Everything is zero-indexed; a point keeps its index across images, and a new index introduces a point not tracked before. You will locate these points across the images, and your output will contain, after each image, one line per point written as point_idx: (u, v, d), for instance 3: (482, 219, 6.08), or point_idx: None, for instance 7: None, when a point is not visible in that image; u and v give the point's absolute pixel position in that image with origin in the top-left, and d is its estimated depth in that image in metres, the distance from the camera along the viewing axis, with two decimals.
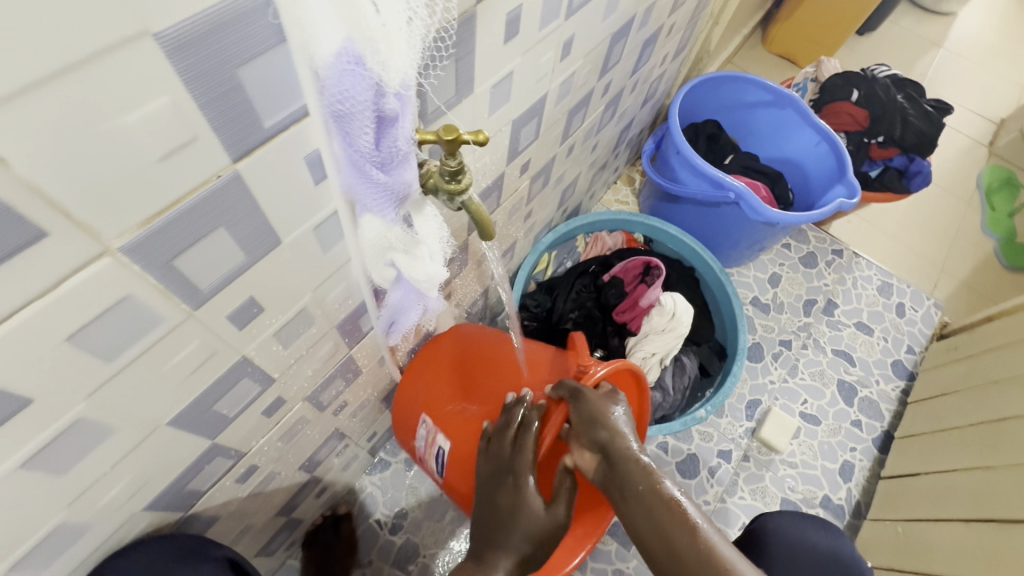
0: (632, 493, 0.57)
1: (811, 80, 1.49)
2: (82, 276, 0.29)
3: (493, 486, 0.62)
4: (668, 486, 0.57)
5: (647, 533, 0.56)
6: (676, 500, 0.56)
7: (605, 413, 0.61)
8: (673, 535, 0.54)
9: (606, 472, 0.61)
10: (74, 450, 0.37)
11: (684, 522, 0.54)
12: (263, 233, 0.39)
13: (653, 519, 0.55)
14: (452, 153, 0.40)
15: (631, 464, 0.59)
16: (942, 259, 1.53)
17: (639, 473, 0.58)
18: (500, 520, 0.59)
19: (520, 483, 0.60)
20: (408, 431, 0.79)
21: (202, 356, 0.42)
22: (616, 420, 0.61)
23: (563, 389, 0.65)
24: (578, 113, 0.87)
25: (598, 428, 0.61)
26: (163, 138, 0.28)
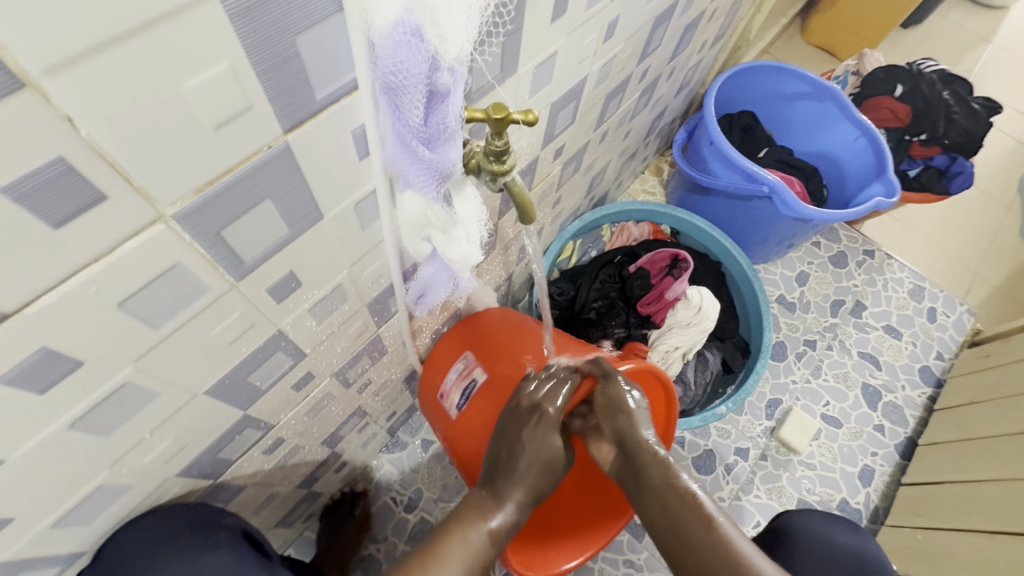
0: (650, 487, 0.57)
1: (852, 73, 1.42)
2: (135, 243, 0.29)
3: (515, 421, 0.61)
4: (685, 480, 0.57)
5: (666, 529, 0.55)
6: (692, 492, 0.56)
7: (626, 405, 0.61)
8: (691, 530, 0.54)
9: (624, 465, 0.61)
10: (117, 415, 0.38)
11: (699, 513, 0.54)
12: (307, 207, 0.39)
13: (669, 514, 0.55)
14: (500, 133, 0.39)
15: (648, 457, 0.59)
16: (978, 263, 1.48)
17: (655, 467, 0.58)
18: (515, 451, 0.59)
19: (542, 417, 0.60)
20: (438, 376, 0.78)
21: (241, 327, 0.42)
22: (635, 409, 0.61)
23: (597, 368, 0.65)
24: (615, 98, 0.85)
25: (617, 415, 0.61)
26: (220, 106, 0.27)
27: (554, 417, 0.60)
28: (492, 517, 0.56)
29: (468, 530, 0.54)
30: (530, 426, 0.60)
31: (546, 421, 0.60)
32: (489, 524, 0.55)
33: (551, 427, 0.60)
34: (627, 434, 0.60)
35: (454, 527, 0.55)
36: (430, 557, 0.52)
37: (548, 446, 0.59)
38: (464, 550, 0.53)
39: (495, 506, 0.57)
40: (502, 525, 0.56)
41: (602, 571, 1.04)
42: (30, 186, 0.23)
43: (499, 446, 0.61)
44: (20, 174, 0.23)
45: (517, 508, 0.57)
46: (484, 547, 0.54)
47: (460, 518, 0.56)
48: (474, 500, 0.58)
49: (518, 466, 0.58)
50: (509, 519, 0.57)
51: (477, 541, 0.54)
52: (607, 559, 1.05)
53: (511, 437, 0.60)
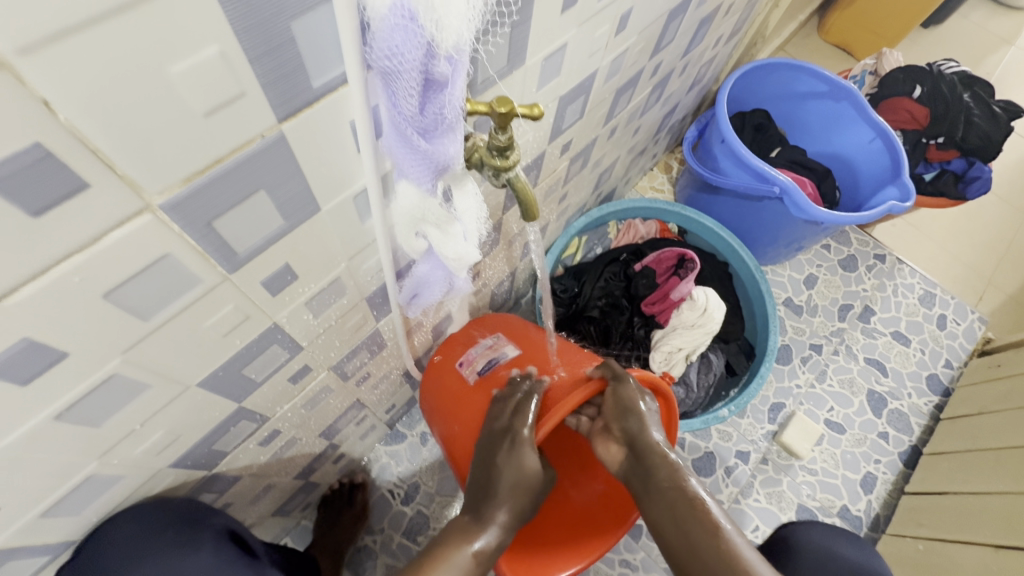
0: (657, 486, 0.57)
1: (870, 73, 1.39)
2: (121, 232, 0.28)
3: (493, 444, 0.60)
4: (693, 484, 0.57)
5: (667, 529, 0.55)
6: (700, 497, 0.55)
7: (639, 410, 0.61)
8: (697, 533, 0.53)
9: (632, 464, 0.61)
10: (106, 405, 0.37)
11: (705, 517, 0.54)
12: (304, 199, 0.37)
13: (674, 516, 0.55)
14: (503, 127, 0.38)
15: (656, 456, 0.59)
16: (991, 271, 1.45)
17: (665, 468, 0.58)
18: (492, 474, 0.59)
19: (517, 438, 0.59)
20: (453, 355, 0.75)
21: (235, 320, 0.41)
22: (646, 412, 0.61)
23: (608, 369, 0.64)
24: (625, 93, 0.83)
25: (628, 417, 0.62)
26: (210, 91, 0.26)
27: (529, 437, 0.59)
28: (476, 539, 0.56)
29: (452, 553, 0.55)
30: (506, 448, 0.59)
31: (521, 442, 0.59)
32: (473, 547, 0.56)
33: (526, 447, 0.58)
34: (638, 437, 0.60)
35: (441, 551, 0.55)
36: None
37: (524, 467, 0.58)
38: (450, 573, 0.54)
39: (479, 528, 0.57)
40: (486, 546, 0.57)
41: (597, 569, 1.03)
42: (8, 171, 0.22)
43: (479, 467, 0.61)
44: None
45: (500, 530, 0.58)
46: (469, 569, 0.55)
47: (443, 542, 0.57)
48: (458, 524, 0.59)
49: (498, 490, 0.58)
50: (492, 541, 0.57)
51: (462, 564, 0.55)
52: (603, 558, 1.04)
53: (489, 458, 0.60)
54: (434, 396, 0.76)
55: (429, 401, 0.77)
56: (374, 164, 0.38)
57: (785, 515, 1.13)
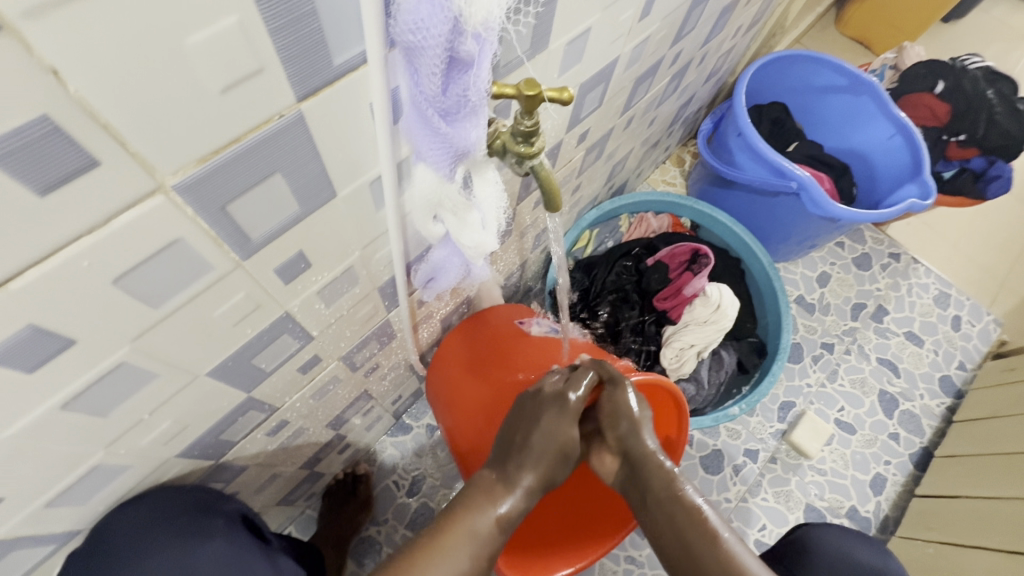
0: (653, 497, 0.55)
1: (890, 68, 1.37)
2: (132, 214, 0.27)
3: (534, 405, 0.58)
4: (690, 493, 0.55)
5: (666, 538, 0.54)
6: (697, 507, 0.54)
7: (628, 411, 0.58)
8: (697, 544, 0.52)
9: (627, 473, 0.59)
10: (114, 394, 0.36)
11: (702, 527, 0.52)
12: (319, 183, 0.36)
13: (675, 527, 0.53)
14: (530, 111, 0.36)
15: (651, 464, 0.57)
16: (1006, 272, 1.43)
17: (660, 476, 0.56)
18: (529, 434, 0.56)
19: (565, 403, 0.57)
20: (490, 325, 0.74)
21: (246, 309, 0.40)
22: (640, 416, 0.58)
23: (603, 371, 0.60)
24: (644, 82, 0.81)
25: (621, 421, 0.59)
26: (226, 67, 0.25)
27: (576, 405, 0.57)
28: (502, 503, 0.54)
29: (476, 517, 0.52)
30: (553, 412, 0.57)
31: (568, 409, 0.57)
32: (498, 510, 0.53)
33: (570, 415, 0.57)
34: (635, 444, 0.58)
35: (459, 512, 0.53)
36: (438, 544, 0.50)
37: (562, 436, 0.56)
38: (471, 540, 0.51)
39: (503, 493, 0.55)
40: (510, 511, 0.54)
41: (603, 565, 1.03)
42: (13, 146, 0.21)
43: (511, 430, 0.58)
44: (2, 132, 0.20)
45: (525, 496, 0.55)
46: (490, 535, 0.53)
47: (466, 502, 0.54)
48: (481, 483, 0.56)
49: (529, 454, 0.56)
50: (516, 508, 0.55)
51: (484, 529, 0.52)
52: (609, 554, 1.03)
53: (526, 422, 0.57)
54: (461, 362, 0.73)
55: (453, 368, 0.73)
56: (390, 148, 0.36)
57: (792, 515, 1.12)
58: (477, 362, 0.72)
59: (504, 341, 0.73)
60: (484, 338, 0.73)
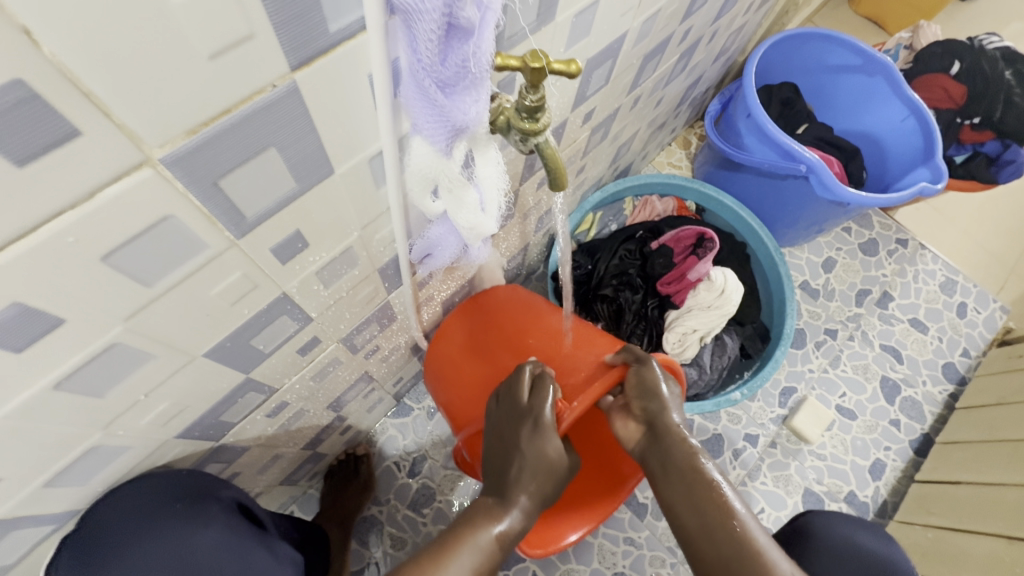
0: (674, 467, 0.55)
1: (904, 47, 1.33)
2: (119, 188, 0.25)
3: (516, 426, 0.57)
4: (708, 466, 0.54)
5: (682, 512, 0.53)
6: (714, 480, 0.53)
7: (660, 391, 0.58)
8: (711, 517, 0.52)
9: (649, 443, 0.58)
10: (110, 375, 0.35)
11: (719, 500, 0.52)
12: (316, 158, 0.34)
13: (691, 497, 0.53)
14: (536, 85, 0.34)
15: (673, 437, 0.56)
16: (1014, 259, 1.41)
17: (681, 450, 0.56)
18: (515, 454, 0.56)
19: (541, 420, 0.56)
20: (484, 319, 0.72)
21: (243, 288, 0.39)
22: (668, 396, 0.58)
23: (630, 353, 0.61)
24: (653, 59, 0.79)
25: (649, 397, 0.59)
26: (215, 32, 0.23)
27: (553, 422, 0.56)
28: (500, 520, 0.53)
29: (476, 533, 0.52)
30: (530, 430, 0.56)
31: (544, 424, 0.56)
32: (497, 527, 0.53)
33: (549, 430, 0.55)
34: (658, 418, 0.58)
35: (459, 535, 0.52)
36: (444, 555, 0.50)
37: (546, 452, 0.55)
38: (474, 552, 0.51)
39: (503, 510, 0.54)
40: (509, 530, 0.53)
41: (602, 546, 1.03)
42: None
43: (499, 446, 0.58)
44: None
45: (524, 514, 0.55)
46: (493, 550, 0.52)
47: (467, 521, 0.54)
48: (482, 504, 0.56)
49: (518, 469, 0.55)
50: (517, 524, 0.54)
51: (486, 543, 0.52)
52: (607, 535, 1.04)
53: (511, 443, 0.57)
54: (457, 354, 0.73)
55: (451, 359, 0.73)
56: (391, 123, 0.34)
57: (791, 499, 1.12)
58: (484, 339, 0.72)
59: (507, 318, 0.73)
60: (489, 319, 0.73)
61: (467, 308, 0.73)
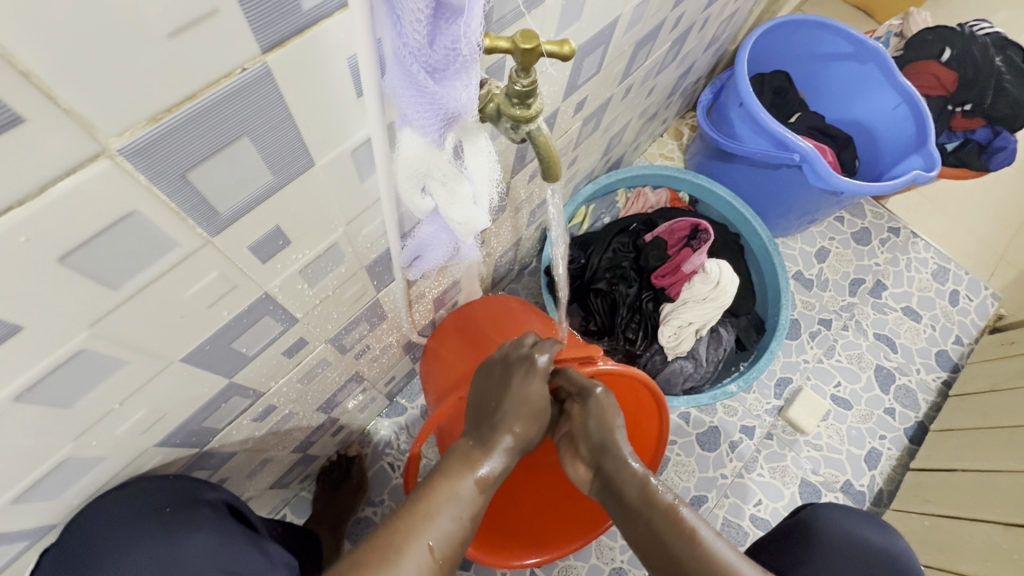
0: (630, 504, 0.54)
1: (895, 34, 1.32)
2: (73, 182, 0.23)
3: (504, 373, 0.56)
4: (663, 492, 0.54)
5: (646, 543, 0.53)
6: (673, 507, 0.53)
7: (604, 418, 0.58)
8: (678, 546, 0.51)
9: (602, 484, 0.58)
10: (78, 383, 0.33)
11: (679, 525, 0.51)
12: (294, 149, 0.32)
13: (652, 531, 0.52)
14: (527, 68, 0.32)
15: (623, 473, 0.56)
16: (1003, 245, 1.41)
17: (633, 481, 0.55)
18: (502, 398, 0.55)
19: (534, 364, 0.55)
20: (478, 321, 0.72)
21: (221, 289, 0.37)
22: (614, 424, 0.58)
23: (572, 384, 0.61)
24: (644, 47, 0.77)
25: (593, 430, 0.59)
26: (173, 7, 0.21)
27: (544, 367, 0.56)
28: (481, 465, 0.52)
29: (454, 482, 0.51)
30: (520, 374, 0.55)
31: (537, 369, 0.55)
32: (478, 474, 0.52)
33: (539, 376, 0.55)
34: (608, 454, 0.58)
35: (440, 480, 0.51)
36: (420, 511, 0.48)
37: (533, 395, 0.55)
38: (454, 503, 0.49)
39: (483, 454, 0.53)
40: (490, 473, 0.52)
41: (600, 542, 1.02)
42: None
43: (482, 394, 0.57)
44: None
45: (505, 455, 0.54)
46: (473, 496, 0.51)
47: (445, 470, 0.52)
48: (460, 449, 0.54)
49: (504, 412, 0.54)
50: (497, 468, 0.53)
51: (465, 493, 0.50)
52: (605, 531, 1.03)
53: (499, 388, 0.56)
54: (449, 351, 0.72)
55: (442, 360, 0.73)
56: (379, 110, 0.33)
57: (788, 490, 1.12)
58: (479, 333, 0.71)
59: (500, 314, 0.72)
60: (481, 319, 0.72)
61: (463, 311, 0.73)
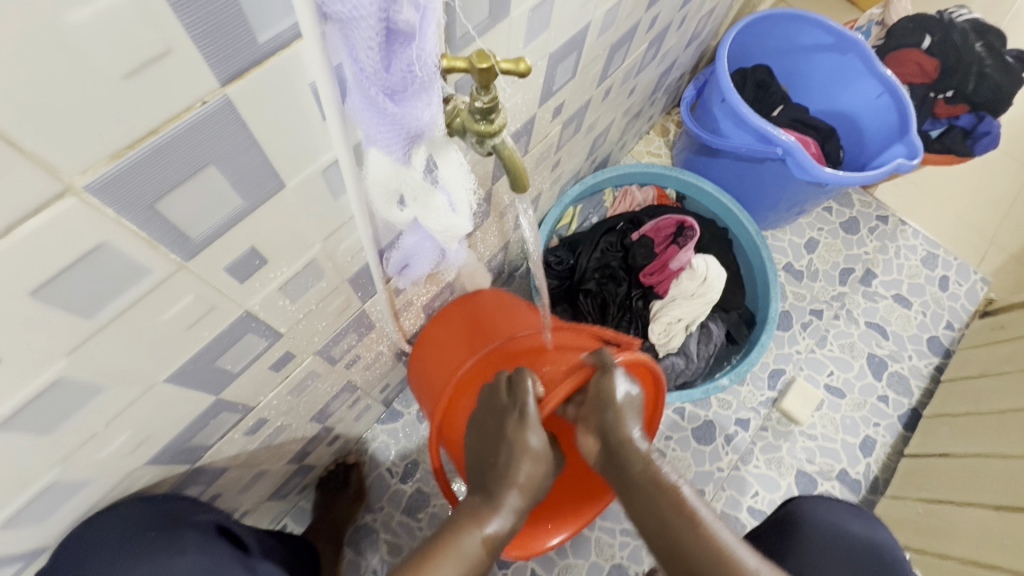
0: (633, 482, 0.54)
1: (877, 23, 1.33)
2: (41, 219, 0.24)
3: (498, 416, 0.57)
4: (666, 471, 0.54)
5: (649, 522, 0.53)
6: (674, 486, 0.53)
7: (615, 399, 0.56)
8: (677, 527, 0.52)
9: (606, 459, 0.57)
10: (61, 409, 0.34)
11: (681, 505, 0.52)
12: (263, 172, 0.33)
13: (653, 510, 0.53)
14: (486, 86, 0.33)
15: (628, 449, 0.55)
16: (991, 230, 1.42)
17: (638, 458, 0.54)
18: (500, 447, 0.55)
19: (524, 412, 0.55)
20: (461, 332, 0.73)
21: (200, 310, 0.38)
22: (623, 402, 0.56)
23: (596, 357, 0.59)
24: (621, 49, 0.78)
25: (605, 410, 0.56)
26: (124, 49, 0.22)
27: (535, 414, 0.55)
28: (486, 523, 0.52)
29: (459, 541, 0.50)
30: (512, 419, 0.55)
31: (528, 417, 0.55)
32: (484, 531, 0.51)
33: (530, 425, 0.54)
34: (613, 431, 0.55)
35: (448, 539, 0.51)
36: (425, 573, 0.49)
37: (530, 445, 0.54)
38: (458, 563, 0.49)
39: (489, 512, 0.53)
40: (498, 531, 0.52)
41: (599, 539, 1.03)
42: None
43: (486, 442, 0.58)
44: None
45: (513, 514, 0.53)
46: (480, 556, 0.51)
47: (452, 527, 0.52)
48: (467, 507, 0.54)
49: (504, 460, 0.54)
50: (504, 526, 0.52)
51: (472, 550, 0.50)
52: (604, 528, 1.04)
53: (496, 437, 0.56)
54: (434, 364, 0.74)
55: (429, 373, 0.75)
56: (343, 136, 0.34)
57: (784, 481, 1.13)
58: (463, 336, 0.73)
59: (480, 322, 0.73)
60: (461, 329, 0.74)
61: (448, 312, 0.76)
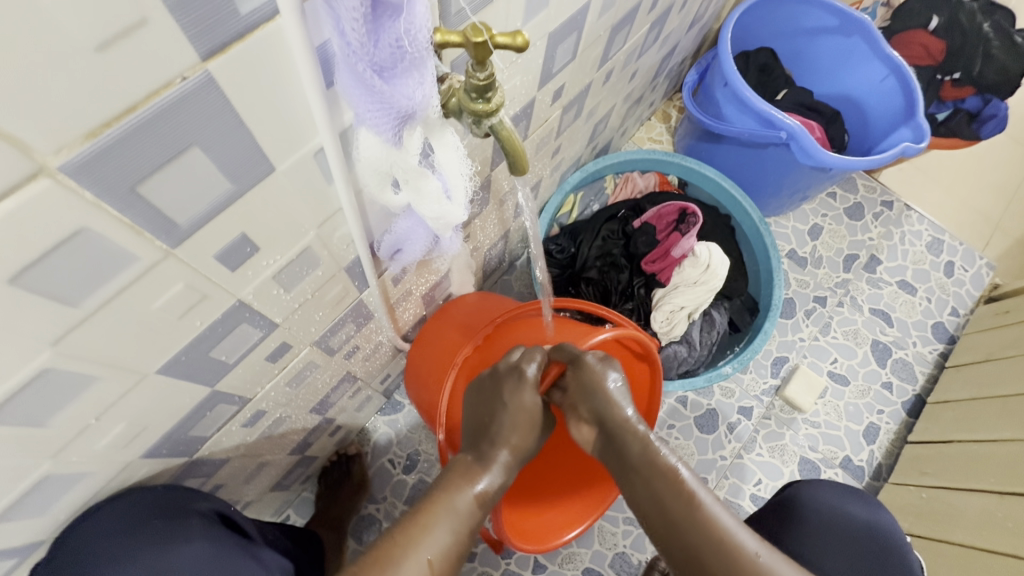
0: (632, 465, 0.54)
1: (882, 5, 1.26)
2: (14, 202, 0.23)
3: (495, 385, 0.57)
4: (665, 454, 0.53)
5: (645, 503, 0.53)
6: (673, 469, 0.52)
7: (606, 387, 0.57)
8: (673, 507, 0.51)
9: (604, 442, 0.57)
10: (50, 401, 0.33)
11: (677, 486, 0.51)
12: (251, 156, 0.32)
13: (651, 492, 0.52)
14: (481, 62, 0.31)
15: (628, 433, 0.55)
16: (997, 215, 1.40)
17: (636, 444, 0.54)
18: (496, 411, 0.56)
19: (524, 375, 0.56)
20: (461, 323, 0.74)
21: (191, 299, 0.37)
22: (613, 390, 0.57)
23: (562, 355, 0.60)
24: (622, 31, 0.76)
25: (593, 395, 0.57)
26: (96, 19, 0.21)
27: (534, 377, 0.56)
28: (478, 480, 0.52)
29: (452, 497, 0.50)
30: (511, 382, 0.56)
31: (528, 380, 0.56)
32: (476, 490, 0.51)
33: (530, 385, 0.56)
34: (608, 415, 0.56)
35: (438, 495, 0.50)
36: (417, 527, 0.48)
37: (526, 405, 0.55)
38: (451, 517, 0.49)
39: (481, 470, 0.53)
40: (488, 489, 0.52)
41: (602, 528, 1.03)
42: None
43: (479, 406, 0.58)
44: None
45: (502, 472, 0.53)
46: (470, 512, 0.50)
47: (444, 484, 0.52)
48: (460, 465, 0.54)
49: (500, 424, 0.55)
50: (495, 483, 0.53)
51: (463, 507, 0.50)
52: (607, 517, 1.04)
53: (491, 401, 0.56)
54: (430, 352, 0.74)
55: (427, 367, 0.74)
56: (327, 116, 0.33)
57: (788, 469, 1.13)
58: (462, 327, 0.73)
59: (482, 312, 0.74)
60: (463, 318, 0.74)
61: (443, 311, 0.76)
